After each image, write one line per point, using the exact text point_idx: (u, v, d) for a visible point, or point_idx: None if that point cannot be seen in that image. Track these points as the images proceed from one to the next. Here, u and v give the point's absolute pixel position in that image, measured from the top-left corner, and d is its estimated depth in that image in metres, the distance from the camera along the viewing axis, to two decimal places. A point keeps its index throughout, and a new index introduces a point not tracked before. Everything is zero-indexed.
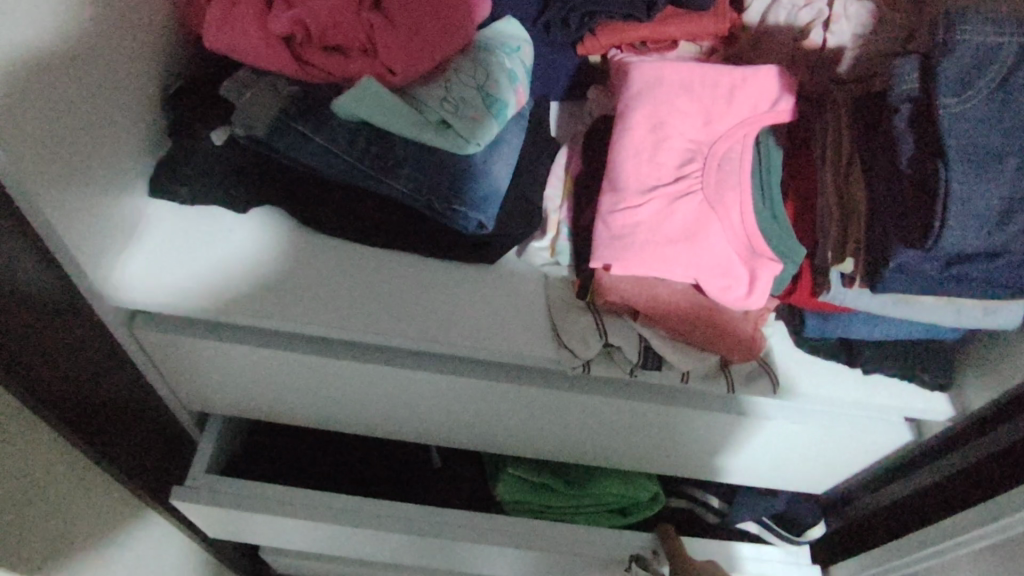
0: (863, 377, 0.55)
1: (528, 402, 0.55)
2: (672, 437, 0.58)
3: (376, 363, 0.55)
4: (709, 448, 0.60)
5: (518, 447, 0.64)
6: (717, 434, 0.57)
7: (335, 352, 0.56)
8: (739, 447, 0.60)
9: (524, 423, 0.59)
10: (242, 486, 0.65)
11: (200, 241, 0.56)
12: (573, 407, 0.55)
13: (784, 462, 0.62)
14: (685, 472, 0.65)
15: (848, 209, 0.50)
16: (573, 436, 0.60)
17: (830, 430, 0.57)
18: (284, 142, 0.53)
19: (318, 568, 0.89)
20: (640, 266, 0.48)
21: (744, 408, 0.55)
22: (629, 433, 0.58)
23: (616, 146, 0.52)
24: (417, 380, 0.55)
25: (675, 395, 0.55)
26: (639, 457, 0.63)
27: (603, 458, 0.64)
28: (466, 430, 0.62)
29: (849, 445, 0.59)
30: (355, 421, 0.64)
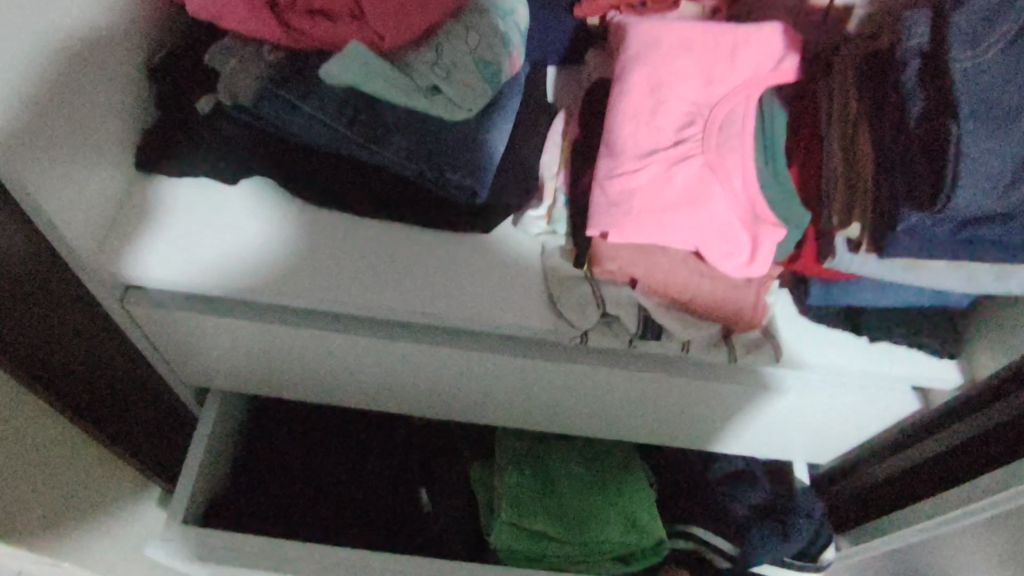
0: (868, 344, 0.54)
1: (528, 373, 0.54)
2: (670, 408, 0.58)
3: (374, 337, 0.54)
4: (712, 419, 0.59)
5: (517, 420, 0.63)
6: (718, 404, 0.56)
7: (331, 327, 0.54)
8: (740, 417, 0.59)
9: (522, 395, 0.58)
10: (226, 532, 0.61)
11: (189, 215, 0.54)
12: (572, 378, 0.54)
13: (787, 432, 0.62)
14: (688, 443, 0.64)
15: (855, 172, 0.48)
16: (571, 408, 0.59)
17: (833, 400, 0.56)
18: (271, 112, 0.51)
19: None
20: (638, 233, 0.46)
21: (745, 378, 0.54)
22: (629, 404, 0.58)
23: (614, 109, 0.50)
24: (415, 354, 0.54)
25: (678, 366, 0.53)
26: (642, 429, 0.62)
27: (603, 430, 0.63)
28: (467, 403, 0.61)
29: (855, 414, 0.58)
30: (351, 395, 0.64)
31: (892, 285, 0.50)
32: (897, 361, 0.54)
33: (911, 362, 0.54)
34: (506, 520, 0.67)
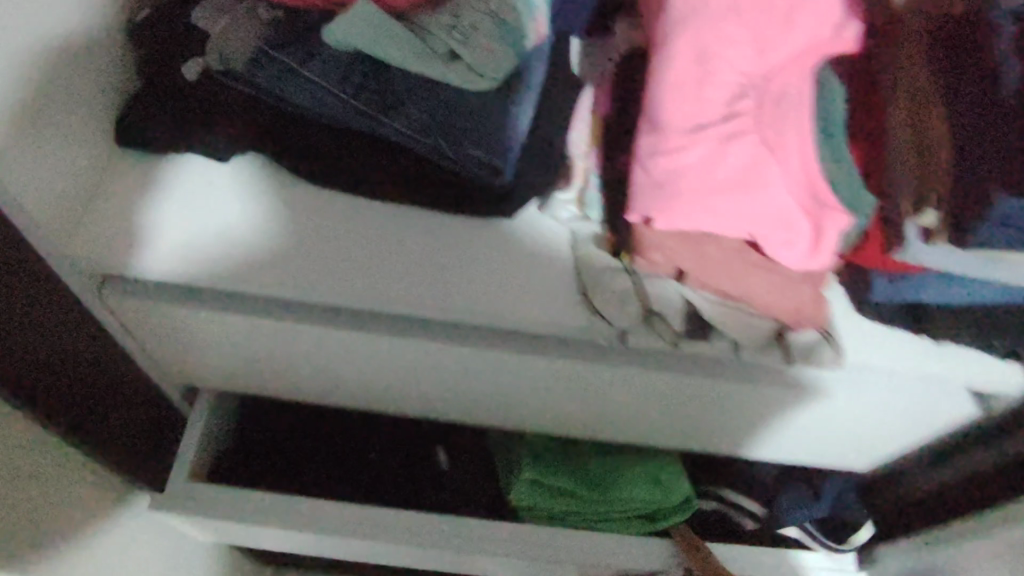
0: (932, 345, 0.48)
1: (553, 374, 0.49)
2: (707, 412, 0.52)
3: (383, 333, 0.48)
4: (753, 424, 0.54)
5: (537, 423, 0.58)
6: (761, 409, 0.51)
7: (335, 321, 0.49)
8: (781, 421, 0.53)
9: (545, 397, 0.53)
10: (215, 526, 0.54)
11: (173, 196, 0.48)
12: (602, 380, 0.49)
13: (831, 438, 0.56)
14: (724, 450, 0.59)
15: (927, 151, 0.42)
16: (599, 411, 0.54)
17: (887, 404, 0.51)
18: (266, 77, 0.45)
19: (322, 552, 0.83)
20: (688, 219, 0.41)
21: (793, 381, 0.48)
22: (662, 408, 0.52)
23: (656, 78, 0.44)
24: (429, 352, 0.49)
25: (724, 369, 0.48)
26: (674, 434, 0.57)
27: (631, 435, 0.58)
28: (482, 404, 0.56)
29: (910, 419, 0.53)
30: (355, 395, 0.58)
31: (966, 281, 0.44)
32: (962, 364, 0.48)
33: (977, 364, 0.49)
34: (530, 471, 0.63)
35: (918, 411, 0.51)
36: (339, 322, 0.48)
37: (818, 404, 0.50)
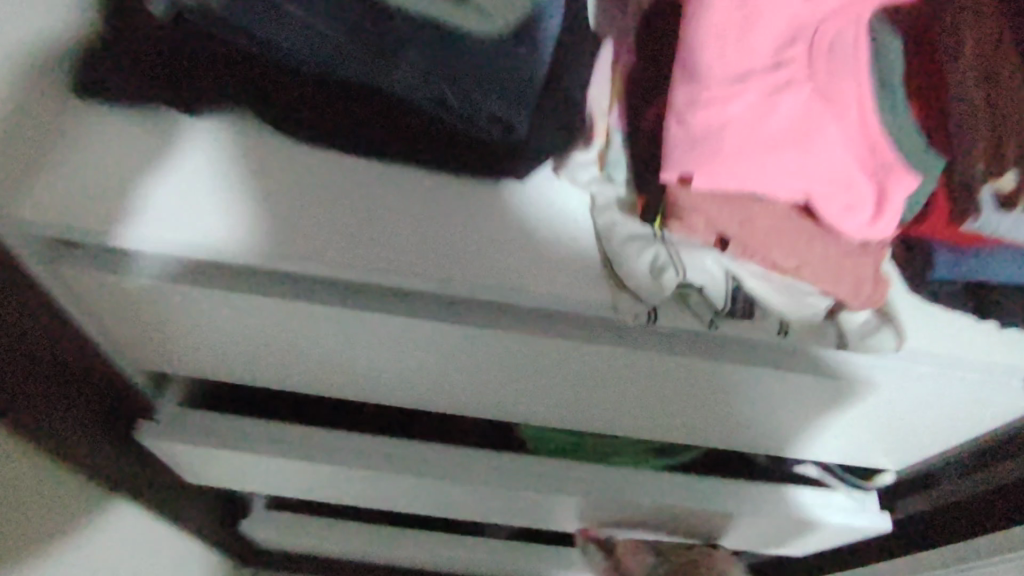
0: (991, 332, 0.43)
1: (566, 356, 0.44)
2: (739, 405, 0.47)
3: (376, 311, 0.43)
4: (784, 415, 0.49)
5: (547, 411, 0.53)
6: (795, 398, 0.46)
7: (322, 299, 0.43)
8: (823, 416, 0.48)
9: (559, 385, 0.48)
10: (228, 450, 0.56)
11: (127, 157, 0.41)
12: (625, 367, 0.44)
13: (872, 435, 0.51)
14: (749, 442, 0.55)
15: (1005, 105, 0.36)
16: (617, 397, 0.49)
17: (936, 397, 0.46)
18: (241, 15, 0.38)
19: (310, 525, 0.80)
20: (734, 179, 0.35)
21: (841, 372, 0.43)
22: (687, 398, 0.47)
23: (693, 18, 0.38)
24: (428, 331, 0.43)
25: (757, 352, 0.43)
26: (696, 422, 0.52)
27: (647, 423, 0.53)
28: (483, 385, 0.50)
29: (959, 412, 0.48)
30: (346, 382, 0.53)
31: None
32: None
33: None
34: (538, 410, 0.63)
35: (970, 405, 0.46)
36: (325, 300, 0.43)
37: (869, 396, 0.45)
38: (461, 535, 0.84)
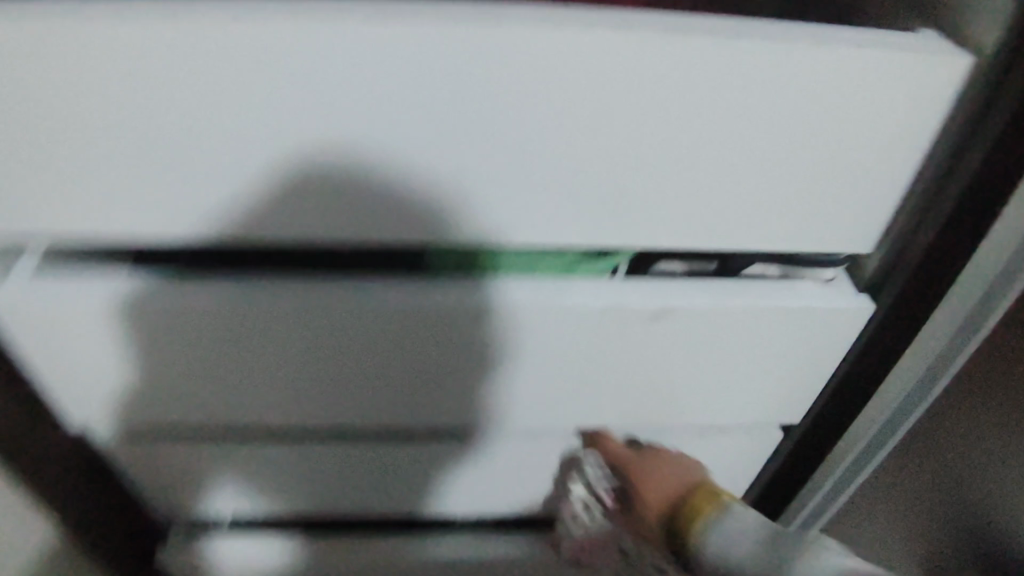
0: (814, 33, 0.44)
1: (433, 110, 0.44)
2: (595, 138, 0.46)
3: (247, 98, 0.43)
4: (631, 166, 0.48)
5: (466, 200, 0.49)
6: (634, 129, 0.46)
7: (178, 88, 0.42)
8: (672, 165, 0.48)
9: (466, 123, 0.45)
10: (142, 336, 0.54)
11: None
12: (494, 117, 0.45)
13: (750, 181, 0.49)
14: (614, 233, 0.52)
15: None
16: (536, 140, 0.46)
17: (755, 107, 0.45)
18: None
19: (235, 490, 0.72)
20: None
21: (649, 82, 0.44)
22: (569, 135, 0.46)
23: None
24: (295, 111, 0.43)
25: (592, 80, 0.43)
26: (567, 204, 0.50)
27: (586, 198, 0.49)
28: (357, 190, 0.48)
29: (793, 141, 0.47)
30: (236, 196, 0.47)
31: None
32: (844, 47, 0.43)
33: (872, 49, 0.44)
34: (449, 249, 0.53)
35: (793, 118, 0.46)
36: (178, 15, 0.40)
37: (717, 95, 0.44)
38: (417, 498, 0.74)
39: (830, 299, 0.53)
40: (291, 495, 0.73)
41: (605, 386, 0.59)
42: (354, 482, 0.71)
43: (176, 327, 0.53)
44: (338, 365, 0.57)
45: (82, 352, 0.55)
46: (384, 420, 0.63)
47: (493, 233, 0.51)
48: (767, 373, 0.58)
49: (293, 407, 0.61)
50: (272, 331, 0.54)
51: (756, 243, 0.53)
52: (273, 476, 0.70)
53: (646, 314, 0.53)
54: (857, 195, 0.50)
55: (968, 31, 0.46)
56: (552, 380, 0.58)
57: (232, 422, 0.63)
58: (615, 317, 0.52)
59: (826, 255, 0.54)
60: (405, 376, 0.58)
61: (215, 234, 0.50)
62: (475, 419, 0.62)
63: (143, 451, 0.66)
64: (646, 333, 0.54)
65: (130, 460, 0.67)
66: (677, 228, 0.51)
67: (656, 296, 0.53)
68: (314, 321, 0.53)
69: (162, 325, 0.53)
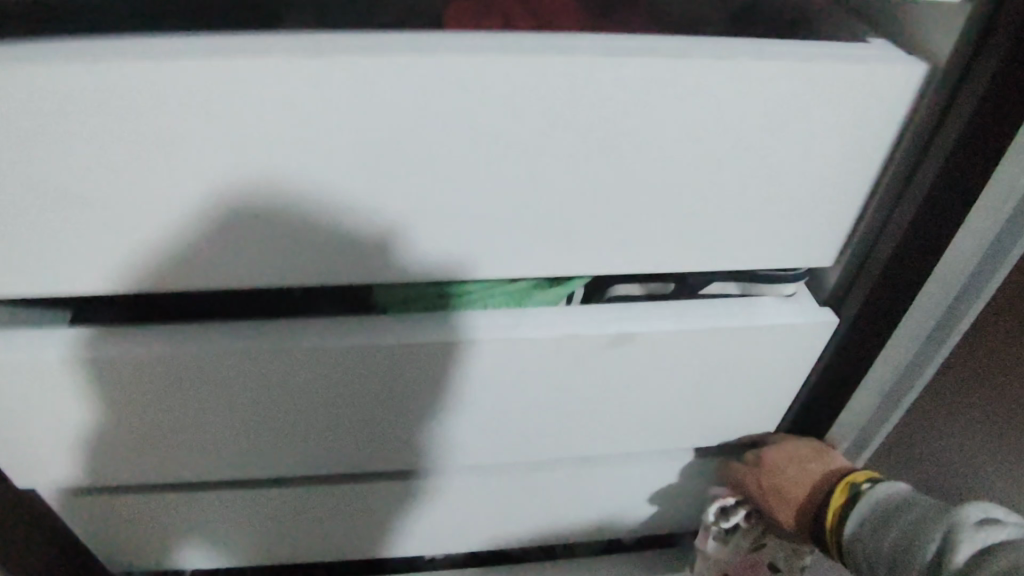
0: (764, 47, 0.43)
1: (377, 143, 0.43)
2: (546, 163, 0.45)
3: (183, 138, 0.41)
4: (584, 190, 0.47)
5: (418, 232, 0.48)
6: (587, 153, 0.45)
7: (109, 133, 0.40)
8: (626, 187, 0.47)
9: (411, 154, 0.44)
10: (85, 387, 0.52)
11: None
12: (442, 148, 0.43)
13: (706, 200, 0.48)
14: (572, 258, 0.51)
15: None
16: (488, 169, 0.45)
17: (707, 125, 0.44)
18: None
19: (196, 539, 0.69)
20: None
21: (599, 106, 0.43)
22: (520, 162, 0.45)
23: None
24: (234, 151, 0.42)
25: (542, 105, 0.42)
26: (522, 231, 0.48)
27: (539, 226, 0.48)
28: (303, 226, 0.46)
29: (748, 158, 0.46)
30: (182, 237, 0.46)
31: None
32: (794, 60, 0.43)
33: (823, 62, 0.43)
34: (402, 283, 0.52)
35: (746, 134, 0.45)
36: (105, 57, 0.38)
37: (668, 115, 0.43)
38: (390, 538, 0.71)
39: (791, 315, 0.53)
40: (257, 543, 0.70)
41: (572, 413, 0.58)
42: (322, 525, 0.69)
43: (121, 376, 0.51)
44: (294, 407, 0.55)
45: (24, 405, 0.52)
46: (347, 457, 0.61)
47: (447, 263, 0.50)
48: (737, 392, 0.57)
49: (251, 452, 0.59)
50: (222, 375, 0.52)
51: (716, 261, 0.52)
52: (236, 522, 0.67)
53: (605, 339, 0.51)
54: (816, 208, 0.49)
55: (919, 41, 0.45)
56: (518, 410, 0.57)
57: (189, 470, 0.60)
58: (576, 344, 0.51)
59: (785, 271, 0.53)
60: (363, 413, 0.56)
61: (161, 276, 0.48)
62: (441, 452, 0.61)
63: (98, 503, 0.64)
64: (610, 358, 0.53)
65: (85, 514, 0.65)
66: (635, 253, 0.50)
67: (616, 320, 0.51)
68: (266, 363, 0.51)
69: (107, 375, 0.51)
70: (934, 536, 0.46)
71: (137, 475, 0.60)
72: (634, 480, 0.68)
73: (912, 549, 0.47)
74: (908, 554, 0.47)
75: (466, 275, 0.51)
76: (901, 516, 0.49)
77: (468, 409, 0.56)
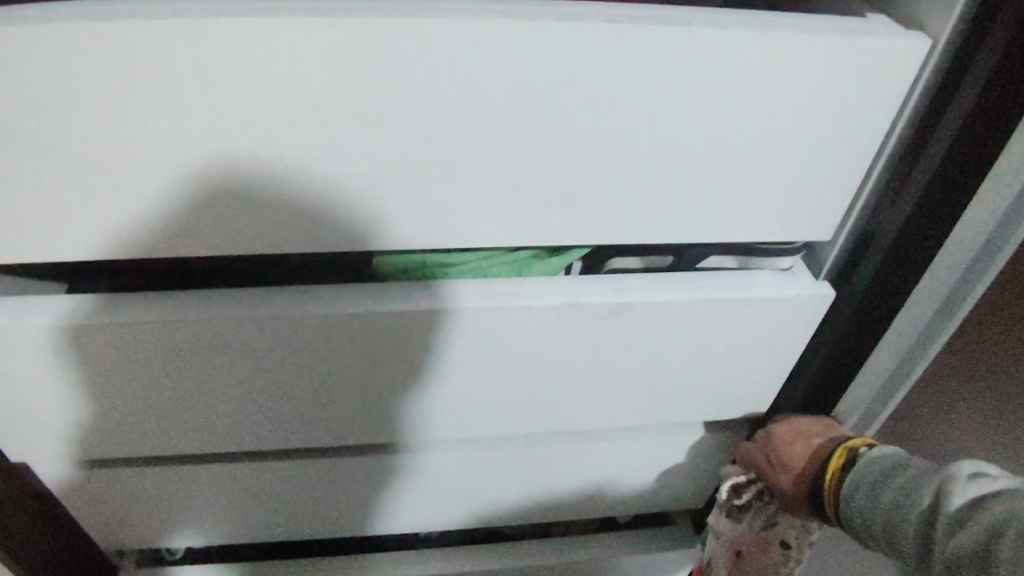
0: (762, 18, 0.44)
1: (380, 107, 0.43)
2: (547, 130, 0.45)
3: (182, 100, 0.41)
4: (586, 159, 0.47)
5: (420, 200, 0.48)
6: (588, 122, 0.45)
7: (109, 94, 0.40)
8: (626, 157, 0.47)
9: (411, 121, 0.43)
10: (78, 359, 0.51)
11: None
12: (443, 113, 0.43)
13: (704, 170, 0.48)
14: (572, 229, 0.51)
15: None
16: (489, 137, 0.45)
17: (707, 95, 0.44)
18: None
19: (190, 516, 0.68)
20: None
21: (601, 74, 0.43)
22: (521, 130, 0.45)
23: None
24: (234, 114, 0.42)
25: (543, 72, 0.42)
26: (523, 201, 0.49)
27: (541, 196, 0.48)
28: (304, 191, 0.46)
29: (746, 128, 0.46)
30: (178, 206, 0.46)
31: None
32: (793, 31, 0.43)
33: (822, 33, 0.43)
34: (397, 254, 0.52)
35: (745, 104, 0.45)
36: (105, 17, 0.38)
37: (667, 83, 0.44)
38: (384, 513, 0.71)
39: (788, 288, 0.53)
40: (254, 519, 0.70)
41: (570, 385, 0.58)
42: (319, 501, 0.69)
43: (116, 346, 0.51)
44: (291, 377, 0.55)
45: (17, 376, 0.52)
46: (344, 431, 0.61)
47: (447, 232, 0.50)
48: (733, 366, 0.58)
49: (248, 423, 0.59)
50: (214, 345, 0.52)
51: (715, 233, 0.52)
52: (232, 498, 0.67)
53: (604, 310, 0.51)
54: (814, 181, 0.50)
55: (917, 14, 0.46)
56: (520, 382, 0.57)
57: (186, 443, 0.60)
58: (574, 315, 0.51)
59: (781, 243, 0.54)
60: (363, 384, 0.56)
61: (160, 244, 0.48)
62: (438, 425, 0.61)
63: (93, 479, 0.63)
64: (608, 330, 0.53)
65: (77, 490, 0.64)
66: (634, 225, 0.51)
67: (613, 291, 0.52)
68: (263, 331, 0.51)
69: (100, 346, 0.50)
70: (925, 493, 0.47)
71: (131, 449, 0.60)
72: (630, 457, 0.68)
73: (906, 506, 0.48)
74: (903, 512, 0.48)
75: (466, 245, 0.51)
76: (896, 478, 0.50)
77: (468, 381, 0.56)
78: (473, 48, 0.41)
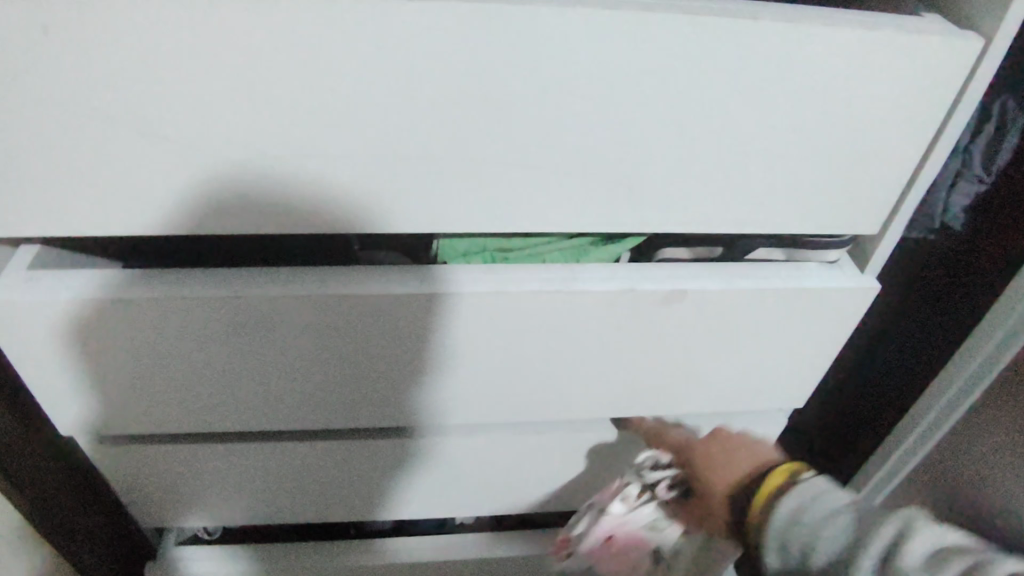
0: (831, 15, 0.45)
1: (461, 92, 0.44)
2: (618, 120, 0.46)
3: (271, 81, 0.42)
4: (653, 149, 0.48)
5: (491, 185, 0.49)
6: (659, 113, 0.46)
7: (201, 74, 0.41)
8: (693, 148, 0.48)
9: (483, 106, 0.45)
10: (141, 334, 0.52)
11: None
12: (520, 100, 0.45)
13: (765, 163, 0.50)
14: (634, 218, 0.52)
15: None
16: (562, 124, 0.46)
17: (774, 88, 0.46)
18: None
19: (229, 495, 0.70)
20: None
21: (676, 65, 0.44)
22: (594, 119, 0.46)
23: None
24: (320, 95, 0.43)
25: (620, 62, 0.44)
26: (590, 188, 0.50)
27: (607, 184, 0.50)
28: (380, 174, 0.47)
29: (810, 123, 0.48)
30: (259, 184, 0.47)
31: None
32: (862, 28, 0.44)
33: (889, 31, 0.44)
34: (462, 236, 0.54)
35: (809, 99, 0.46)
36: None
37: (738, 75, 0.45)
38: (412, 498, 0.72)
39: (835, 278, 0.55)
40: (293, 499, 0.71)
41: (621, 372, 0.59)
42: (359, 484, 0.70)
43: (181, 322, 0.52)
44: (345, 358, 0.56)
45: (79, 350, 0.53)
46: (390, 414, 0.62)
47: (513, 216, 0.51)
48: (780, 355, 0.59)
49: (297, 403, 0.60)
50: (275, 325, 0.53)
51: (770, 225, 0.53)
52: (273, 479, 0.68)
53: (660, 296, 0.53)
54: (870, 176, 0.51)
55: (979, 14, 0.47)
56: (571, 366, 0.58)
57: (225, 420, 0.61)
58: (631, 301, 0.53)
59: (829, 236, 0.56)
60: (413, 367, 0.57)
61: (232, 223, 0.49)
62: (479, 409, 0.62)
63: (140, 456, 0.64)
64: (663, 317, 0.54)
65: (123, 467, 0.65)
66: (693, 215, 0.52)
67: (669, 279, 0.53)
68: (324, 313, 0.52)
69: (165, 320, 0.51)
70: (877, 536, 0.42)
71: (181, 426, 0.61)
72: None
73: (864, 539, 0.43)
74: (853, 548, 0.43)
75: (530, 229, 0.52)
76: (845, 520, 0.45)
77: (522, 364, 0.58)
78: (557, 38, 0.42)
